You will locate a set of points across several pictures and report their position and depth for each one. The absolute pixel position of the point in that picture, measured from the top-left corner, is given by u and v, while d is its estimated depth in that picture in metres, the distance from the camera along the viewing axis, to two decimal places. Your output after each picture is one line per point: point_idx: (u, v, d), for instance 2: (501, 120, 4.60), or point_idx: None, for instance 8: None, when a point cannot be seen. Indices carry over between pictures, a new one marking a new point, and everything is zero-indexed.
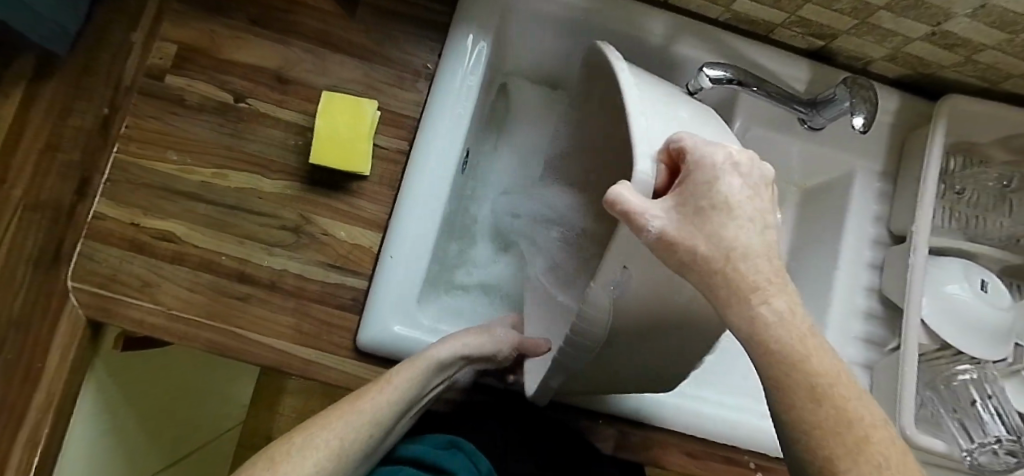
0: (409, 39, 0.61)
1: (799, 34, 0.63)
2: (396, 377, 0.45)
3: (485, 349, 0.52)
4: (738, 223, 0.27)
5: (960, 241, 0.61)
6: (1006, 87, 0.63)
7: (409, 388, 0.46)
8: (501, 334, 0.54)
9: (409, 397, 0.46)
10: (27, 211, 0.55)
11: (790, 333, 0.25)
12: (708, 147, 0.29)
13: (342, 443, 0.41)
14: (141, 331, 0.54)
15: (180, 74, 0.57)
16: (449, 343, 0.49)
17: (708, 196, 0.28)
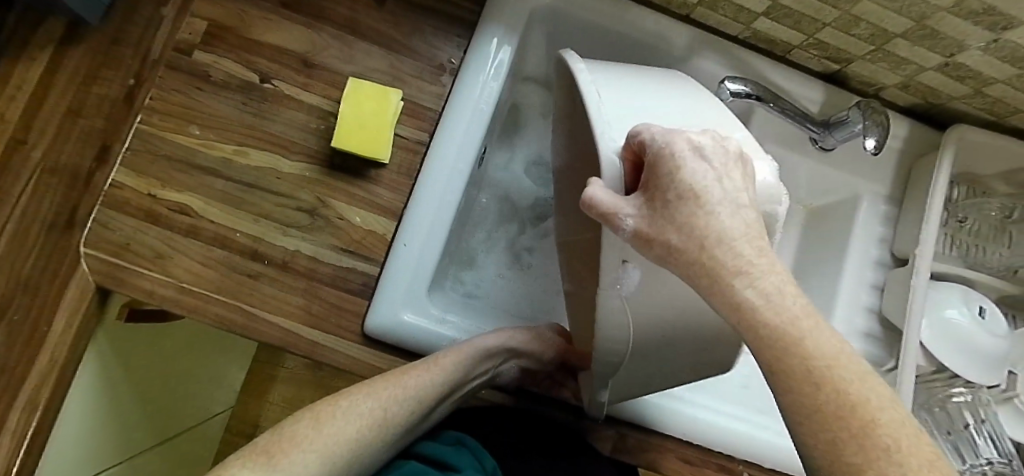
0: (436, 33, 0.62)
1: (815, 57, 0.65)
2: (444, 359, 0.51)
3: (531, 347, 0.58)
4: (708, 208, 0.27)
5: (961, 268, 0.63)
6: (1012, 122, 0.64)
7: (452, 372, 0.51)
8: (548, 337, 0.60)
9: (452, 380, 0.51)
10: (44, 175, 0.52)
11: (781, 316, 0.24)
12: (667, 136, 0.29)
13: (386, 411, 0.46)
14: (150, 301, 0.54)
15: (207, 50, 0.58)
16: (493, 336, 0.56)
17: (670, 187, 0.28)
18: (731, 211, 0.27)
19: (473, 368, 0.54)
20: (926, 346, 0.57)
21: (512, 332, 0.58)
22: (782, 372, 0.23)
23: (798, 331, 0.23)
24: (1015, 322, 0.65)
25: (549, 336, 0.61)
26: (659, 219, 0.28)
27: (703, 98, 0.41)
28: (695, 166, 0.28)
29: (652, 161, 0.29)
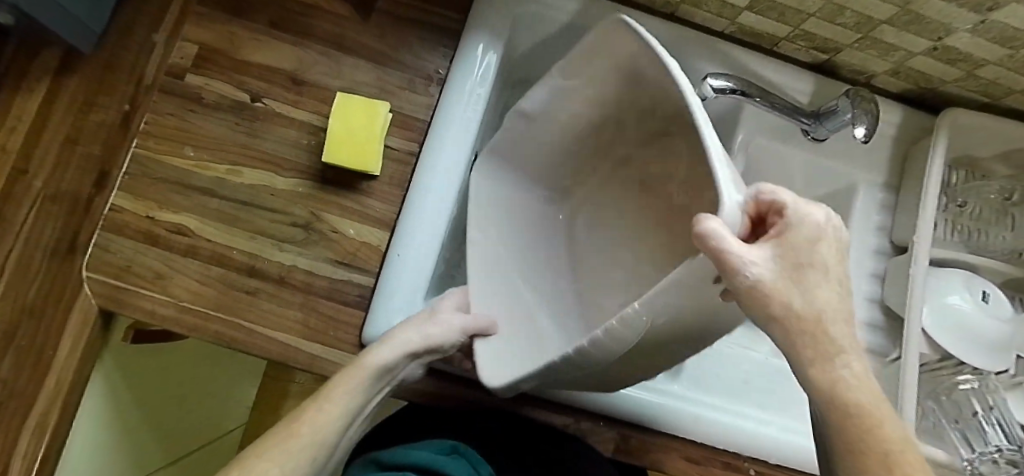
0: (423, 44, 0.62)
1: (803, 48, 0.65)
2: (333, 394, 0.45)
3: (429, 340, 0.48)
4: (827, 283, 0.28)
5: (963, 254, 0.62)
6: (1007, 103, 0.64)
7: (353, 399, 0.46)
8: (445, 319, 0.50)
9: (356, 405, 0.47)
10: (47, 202, 0.55)
11: (866, 394, 0.27)
12: (813, 206, 0.29)
13: (285, 469, 0.41)
14: (152, 321, 0.55)
15: (200, 73, 0.59)
16: (396, 342, 0.47)
17: (804, 251, 0.28)
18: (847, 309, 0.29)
19: (376, 386, 0.48)
20: (929, 334, 0.56)
21: (412, 326, 0.49)
22: (849, 441, 0.27)
23: (878, 414, 0.27)
24: None
25: (447, 316, 0.51)
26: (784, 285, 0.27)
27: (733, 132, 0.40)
28: (821, 247, 0.28)
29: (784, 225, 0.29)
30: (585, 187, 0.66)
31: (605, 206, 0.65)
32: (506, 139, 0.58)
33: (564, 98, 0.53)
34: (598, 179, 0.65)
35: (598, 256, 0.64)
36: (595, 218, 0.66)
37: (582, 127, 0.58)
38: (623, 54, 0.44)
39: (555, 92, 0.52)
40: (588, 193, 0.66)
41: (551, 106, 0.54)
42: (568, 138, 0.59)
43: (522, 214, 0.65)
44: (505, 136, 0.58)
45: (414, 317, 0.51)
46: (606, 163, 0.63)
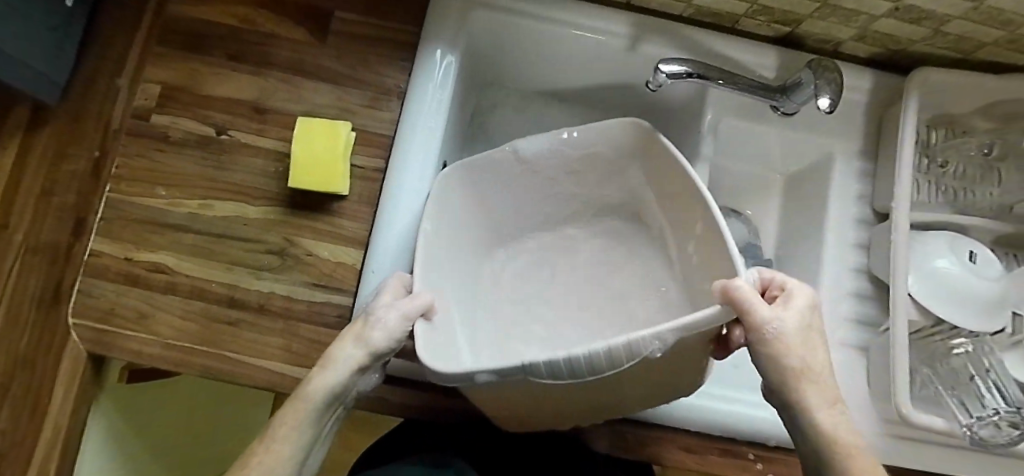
0: (380, 60, 0.62)
1: (764, 23, 0.63)
2: (279, 436, 0.38)
3: (378, 348, 0.40)
4: (819, 345, 0.37)
5: (949, 215, 0.60)
6: (982, 56, 0.61)
7: (304, 432, 0.39)
8: (389, 317, 0.40)
9: (309, 436, 0.40)
10: (28, 255, 0.57)
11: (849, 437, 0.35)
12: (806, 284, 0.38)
13: None
14: (139, 360, 0.56)
15: (164, 112, 0.59)
16: (339, 361, 0.39)
17: (807, 316, 0.37)
18: (828, 370, 0.37)
19: (328, 411, 0.41)
20: (918, 301, 0.55)
21: (354, 340, 0.40)
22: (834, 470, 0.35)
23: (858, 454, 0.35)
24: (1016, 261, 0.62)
25: (388, 320, 0.40)
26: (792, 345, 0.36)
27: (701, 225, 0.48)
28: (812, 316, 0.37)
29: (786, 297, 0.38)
30: (518, 242, 0.64)
31: (540, 262, 0.64)
32: (488, 172, 0.55)
33: (561, 153, 0.55)
34: (537, 238, 0.64)
35: (533, 314, 0.62)
36: (524, 274, 0.64)
37: (555, 182, 0.59)
38: (640, 145, 0.52)
39: (559, 145, 0.54)
40: (517, 249, 0.64)
41: (538, 158, 0.55)
42: (538, 192, 0.59)
43: (459, 259, 0.58)
44: (488, 171, 0.55)
45: (354, 322, 0.42)
46: (551, 220, 0.63)
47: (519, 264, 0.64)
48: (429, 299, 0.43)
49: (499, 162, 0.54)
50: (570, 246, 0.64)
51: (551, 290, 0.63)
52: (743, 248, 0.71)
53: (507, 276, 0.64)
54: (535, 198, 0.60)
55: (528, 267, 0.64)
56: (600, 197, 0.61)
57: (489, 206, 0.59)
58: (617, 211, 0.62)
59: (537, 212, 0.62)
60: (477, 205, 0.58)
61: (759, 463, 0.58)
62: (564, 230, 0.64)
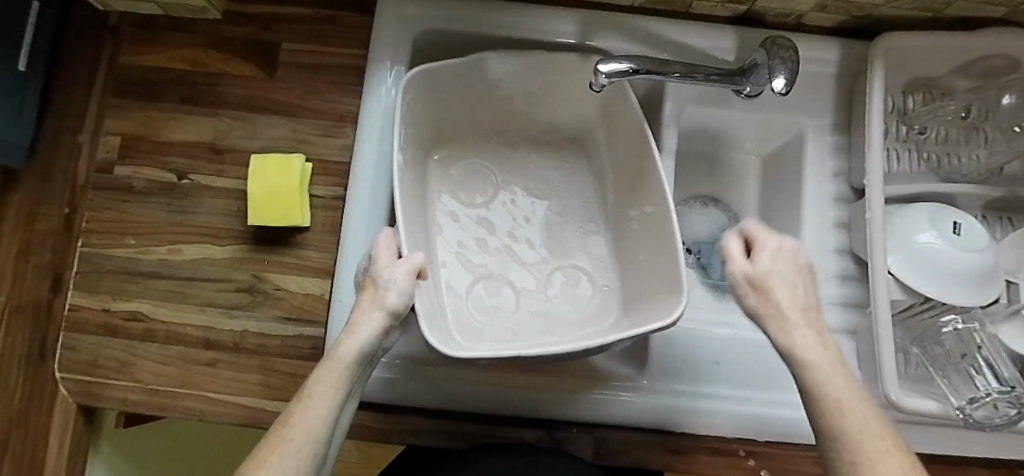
0: (330, 87, 0.62)
1: (717, 4, 0.61)
2: (316, 390, 0.39)
3: (396, 308, 0.43)
4: (796, 290, 0.35)
5: (933, 184, 0.57)
6: (952, 13, 0.58)
7: (339, 391, 0.40)
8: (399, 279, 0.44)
9: (343, 395, 0.41)
10: (14, 314, 0.54)
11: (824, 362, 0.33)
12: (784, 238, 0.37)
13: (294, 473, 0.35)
14: (126, 408, 0.58)
15: (127, 163, 0.61)
16: (362, 323, 0.42)
17: (783, 264, 0.36)
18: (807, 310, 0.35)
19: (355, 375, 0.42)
20: (897, 277, 0.52)
21: (370, 304, 0.43)
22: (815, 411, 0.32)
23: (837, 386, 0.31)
24: (1006, 224, 0.59)
25: (400, 279, 0.44)
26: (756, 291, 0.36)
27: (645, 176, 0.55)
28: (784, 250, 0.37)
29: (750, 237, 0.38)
30: (460, 143, 0.66)
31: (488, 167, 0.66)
32: (453, 74, 0.57)
33: (529, 65, 0.57)
34: (480, 150, 0.66)
35: (482, 221, 0.64)
36: (467, 180, 0.65)
37: (510, 92, 0.61)
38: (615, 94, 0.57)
39: (526, 63, 0.57)
40: (460, 158, 0.66)
41: (499, 72, 0.58)
42: (491, 101, 0.62)
43: (410, 174, 0.59)
44: (456, 75, 0.57)
45: (363, 295, 0.45)
46: (495, 131, 0.66)
47: (461, 163, 0.66)
48: (422, 257, 0.46)
49: (468, 69, 0.57)
50: (513, 162, 0.66)
51: (498, 205, 0.65)
52: (724, 237, 0.69)
53: (452, 182, 0.65)
54: (489, 105, 0.63)
55: (474, 171, 0.66)
56: (551, 114, 0.64)
57: (444, 107, 0.61)
58: (557, 134, 0.66)
59: (484, 121, 0.65)
60: (437, 103, 0.60)
61: (750, 460, 0.57)
62: (509, 143, 0.66)
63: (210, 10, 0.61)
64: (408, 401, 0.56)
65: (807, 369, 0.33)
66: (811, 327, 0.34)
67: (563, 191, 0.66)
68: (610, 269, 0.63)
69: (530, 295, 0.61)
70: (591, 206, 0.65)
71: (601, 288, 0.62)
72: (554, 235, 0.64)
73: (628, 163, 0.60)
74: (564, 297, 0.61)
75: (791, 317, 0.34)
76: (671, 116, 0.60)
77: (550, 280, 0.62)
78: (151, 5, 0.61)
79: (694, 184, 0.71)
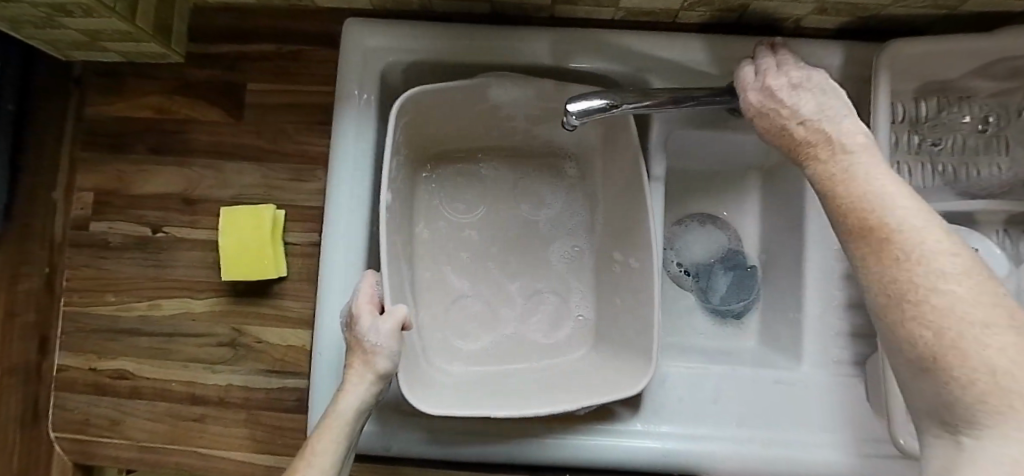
0: (299, 128, 0.60)
1: (706, 12, 0.56)
2: (316, 453, 0.40)
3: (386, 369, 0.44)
4: (802, 102, 0.38)
5: (950, 203, 0.52)
6: (968, 9, 0.52)
7: (340, 449, 0.41)
8: (386, 342, 0.44)
9: (345, 452, 0.42)
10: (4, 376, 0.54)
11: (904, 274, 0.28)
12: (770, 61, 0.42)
13: None
14: (120, 464, 0.58)
15: (102, 219, 0.60)
16: (353, 385, 0.43)
17: (784, 81, 0.40)
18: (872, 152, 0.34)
19: (353, 434, 0.43)
20: None
21: (362, 368, 0.44)
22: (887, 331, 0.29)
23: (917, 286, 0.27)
24: None
25: (387, 340, 0.44)
26: (760, 118, 0.40)
27: (634, 219, 0.54)
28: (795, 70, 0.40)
29: (740, 86, 0.43)
30: (448, 163, 0.62)
31: (479, 184, 0.62)
32: (452, 94, 0.53)
33: (537, 89, 0.53)
34: (470, 167, 0.62)
35: (471, 246, 0.61)
36: (456, 198, 0.61)
37: (510, 112, 0.58)
38: (625, 132, 0.53)
39: (531, 88, 0.53)
40: (455, 175, 0.62)
41: (501, 97, 0.54)
42: (485, 120, 0.59)
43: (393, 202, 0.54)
44: (457, 94, 0.54)
45: (352, 354, 0.45)
46: (487, 147, 0.62)
47: (447, 182, 0.62)
48: (405, 310, 0.45)
49: (469, 91, 0.53)
50: (502, 181, 0.62)
51: (485, 225, 0.61)
52: (724, 258, 0.66)
53: (440, 199, 0.61)
54: (485, 122, 0.59)
55: (463, 190, 0.62)
56: (552, 133, 0.60)
57: (436, 123, 0.58)
58: (548, 152, 0.62)
59: (478, 135, 0.61)
60: (431, 118, 0.57)
61: None
62: (500, 159, 0.62)
63: (171, 55, 0.59)
64: (389, 453, 0.55)
65: (857, 233, 0.30)
66: (808, 121, 0.37)
67: (553, 212, 0.62)
68: (590, 298, 0.60)
69: (510, 322, 0.60)
70: (578, 230, 0.62)
71: (576, 318, 0.60)
72: (541, 263, 0.61)
73: (618, 193, 0.57)
74: (541, 328, 0.60)
75: (793, 117, 0.38)
76: (658, 146, 0.56)
77: (543, 310, 0.60)
78: (111, 53, 0.59)
79: (690, 200, 0.68)
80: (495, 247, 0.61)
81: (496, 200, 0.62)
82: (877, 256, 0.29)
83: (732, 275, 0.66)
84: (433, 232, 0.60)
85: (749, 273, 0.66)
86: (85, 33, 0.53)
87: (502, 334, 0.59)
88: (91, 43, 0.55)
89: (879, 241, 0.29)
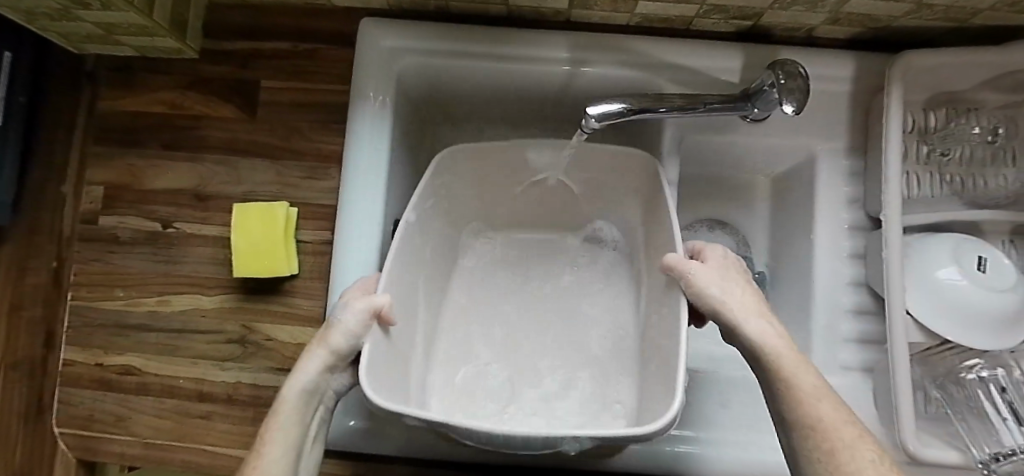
0: (312, 126, 0.60)
1: (720, 20, 0.57)
2: (266, 443, 0.35)
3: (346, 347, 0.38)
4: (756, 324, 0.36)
5: (958, 212, 0.53)
6: (978, 23, 0.53)
7: (291, 432, 0.36)
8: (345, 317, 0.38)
9: (299, 438, 0.37)
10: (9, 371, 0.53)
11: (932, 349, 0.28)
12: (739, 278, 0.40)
13: None
14: (124, 461, 0.58)
15: (111, 214, 0.60)
16: (305, 362, 0.38)
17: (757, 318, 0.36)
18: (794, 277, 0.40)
19: (306, 414, 0.38)
20: (917, 319, 0.49)
21: (317, 344, 0.38)
22: None
23: None
24: None
25: (347, 316, 0.38)
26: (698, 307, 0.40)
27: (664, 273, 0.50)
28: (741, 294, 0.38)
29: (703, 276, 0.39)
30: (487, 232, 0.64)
31: (515, 256, 0.62)
32: (483, 156, 0.55)
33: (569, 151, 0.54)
34: (514, 243, 0.63)
35: (500, 313, 0.60)
36: (496, 274, 0.62)
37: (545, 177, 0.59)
38: (654, 187, 0.52)
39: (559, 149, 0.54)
40: (497, 250, 0.63)
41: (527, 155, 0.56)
42: (520, 186, 0.60)
43: (432, 257, 0.56)
44: (489, 157, 0.56)
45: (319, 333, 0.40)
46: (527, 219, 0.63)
47: (486, 252, 0.63)
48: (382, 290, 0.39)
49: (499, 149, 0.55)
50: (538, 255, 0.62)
51: (515, 287, 0.61)
52: None
53: (482, 274, 0.62)
54: (522, 189, 0.61)
55: (500, 259, 0.62)
56: (593, 210, 0.62)
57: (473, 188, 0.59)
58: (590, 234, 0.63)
59: (514, 205, 0.62)
60: (465, 183, 0.58)
61: None
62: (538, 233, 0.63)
63: (186, 50, 0.59)
64: (397, 453, 0.55)
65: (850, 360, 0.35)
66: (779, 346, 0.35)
67: (594, 289, 0.60)
68: (631, 381, 0.55)
69: (530, 395, 0.55)
70: (623, 313, 0.58)
71: (612, 405, 0.54)
72: (570, 334, 0.58)
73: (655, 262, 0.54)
74: (568, 410, 0.54)
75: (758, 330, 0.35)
76: (671, 154, 0.57)
77: (570, 388, 0.55)
78: (124, 47, 0.58)
79: (702, 208, 0.68)
80: (521, 309, 0.60)
81: (528, 266, 0.62)
82: (829, 464, 0.29)
83: None
84: (467, 299, 0.61)
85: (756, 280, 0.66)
86: (101, 26, 0.52)
87: (521, 405, 0.54)
88: (105, 36, 0.55)
89: (828, 447, 0.29)
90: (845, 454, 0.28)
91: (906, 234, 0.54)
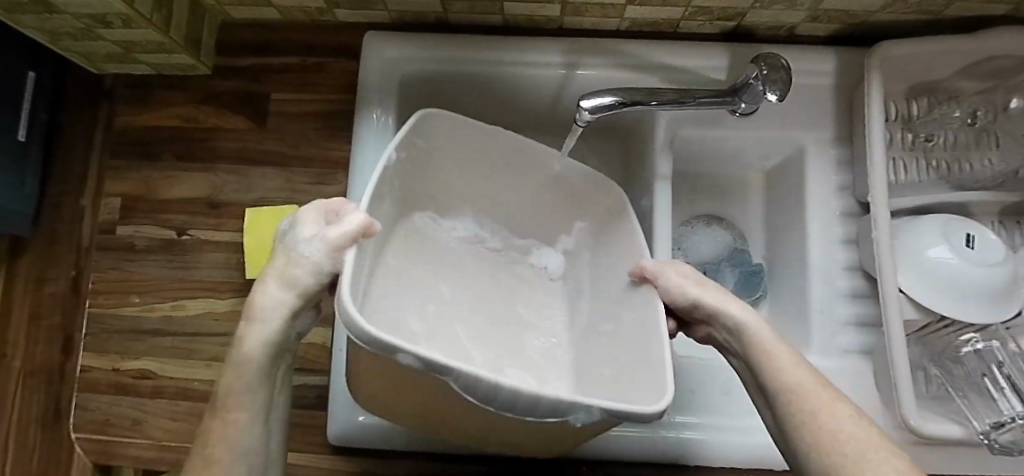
0: (320, 134, 0.62)
1: (706, 22, 0.60)
2: (232, 410, 0.34)
3: (308, 279, 0.33)
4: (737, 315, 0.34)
5: (944, 195, 0.55)
6: (952, 14, 0.55)
7: (257, 392, 0.35)
8: (308, 243, 0.32)
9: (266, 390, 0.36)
10: (28, 376, 0.60)
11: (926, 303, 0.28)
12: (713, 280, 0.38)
13: None
14: (138, 465, 0.59)
15: (128, 224, 0.62)
16: (264, 302, 0.34)
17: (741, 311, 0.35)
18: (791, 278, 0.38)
19: (274, 366, 0.36)
20: (911, 296, 0.50)
21: (278, 276, 0.34)
22: None
23: None
24: None
25: (312, 245, 0.32)
26: (680, 310, 0.39)
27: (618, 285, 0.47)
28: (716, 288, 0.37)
29: (674, 275, 0.38)
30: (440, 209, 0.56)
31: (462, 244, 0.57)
32: (483, 150, 0.50)
33: (569, 165, 0.49)
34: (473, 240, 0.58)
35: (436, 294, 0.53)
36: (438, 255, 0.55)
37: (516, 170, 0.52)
38: (611, 218, 0.50)
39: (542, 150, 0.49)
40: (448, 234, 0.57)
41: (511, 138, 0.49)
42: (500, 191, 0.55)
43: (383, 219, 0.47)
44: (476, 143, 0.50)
45: (274, 256, 0.35)
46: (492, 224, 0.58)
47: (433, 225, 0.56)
48: (361, 216, 0.33)
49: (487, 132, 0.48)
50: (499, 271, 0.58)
51: (459, 269, 0.56)
52: (730, 256, 0.68)
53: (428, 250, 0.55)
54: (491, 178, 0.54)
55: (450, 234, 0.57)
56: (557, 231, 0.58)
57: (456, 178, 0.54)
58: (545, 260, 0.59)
59: (486, 206, 0.57)
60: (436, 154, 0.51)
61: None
62: (487, 220, 0.58)
63: (199, 67, 0.62)
64: (407, 448, 0.55)
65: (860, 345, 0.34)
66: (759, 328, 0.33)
67: (536, 298, 0.58)
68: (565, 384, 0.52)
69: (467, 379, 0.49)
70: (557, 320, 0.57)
71: None
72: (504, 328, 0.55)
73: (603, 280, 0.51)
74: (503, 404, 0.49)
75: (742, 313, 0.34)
76: (664, 148, 0.59)
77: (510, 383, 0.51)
78: (141, 65, 0.61)
79: (697, 205, 0.70)
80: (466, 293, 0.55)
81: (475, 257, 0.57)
82: (812, 425, 0.27)
83: (738, 273, 0.67)
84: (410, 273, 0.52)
85: (755, 272, 0.67)
86: (120, 44, 0.55)
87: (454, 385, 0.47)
88: (124, 54, 0.58)
89: (810, 412, 0.27)
90: (825, 417, 0.27)
91: (895, 216, 0.55)
